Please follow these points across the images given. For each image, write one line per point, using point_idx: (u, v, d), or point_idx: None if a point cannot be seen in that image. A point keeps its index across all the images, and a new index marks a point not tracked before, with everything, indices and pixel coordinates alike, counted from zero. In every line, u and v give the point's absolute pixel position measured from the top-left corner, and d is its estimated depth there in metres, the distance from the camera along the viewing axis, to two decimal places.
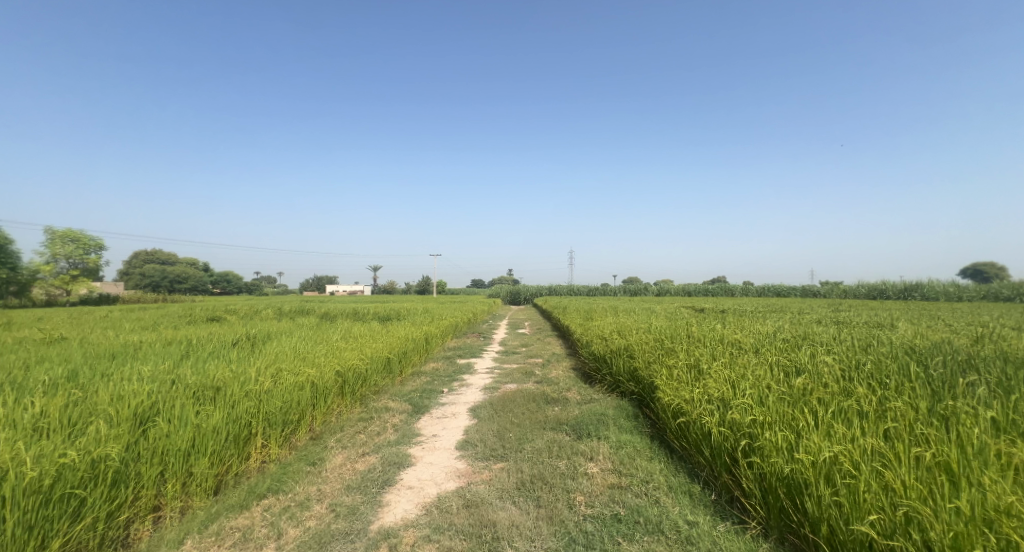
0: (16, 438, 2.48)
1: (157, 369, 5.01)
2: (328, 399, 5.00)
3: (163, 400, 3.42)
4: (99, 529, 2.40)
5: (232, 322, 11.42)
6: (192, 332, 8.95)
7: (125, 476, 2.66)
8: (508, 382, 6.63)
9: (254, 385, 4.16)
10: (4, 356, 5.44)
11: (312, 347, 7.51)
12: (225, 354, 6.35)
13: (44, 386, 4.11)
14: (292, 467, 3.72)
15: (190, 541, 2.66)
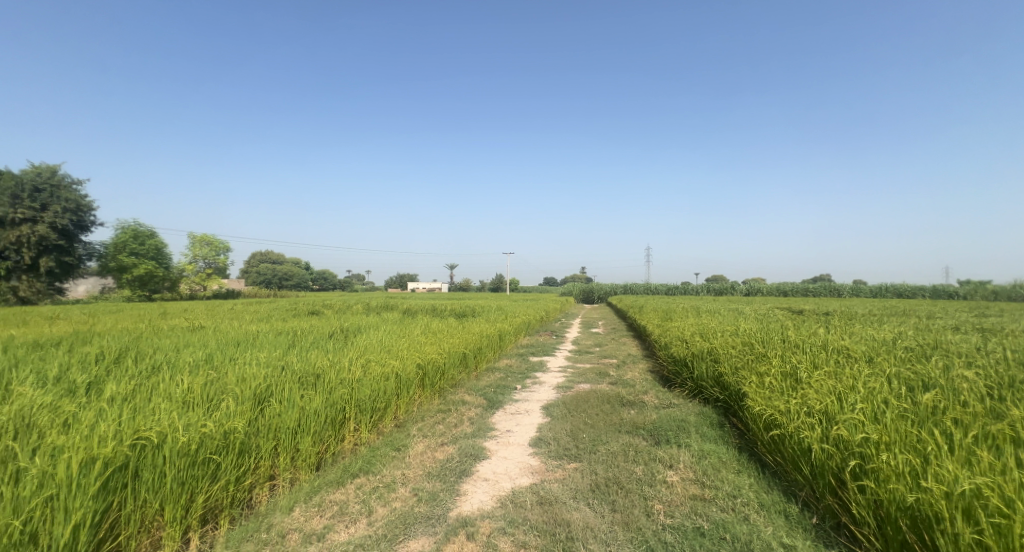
0: (169, 409, 2.94)
1: (269, 355, 5.66)
2: (410, 391, 5.29)
3: (274, 383, 3.86)
4: (230, 490, 2.77)
5: (330, 316, 12.62)
6: (295, 324, 9.98)
7: (247, 448, 3.03)
8: (582, 382, 6.55)
9: (348, 374, 4.54)
10: (159, 340, 6.54)
11: (396, 341, 7.99)
12: (323, 344, 7.02)
13: (188, 366, 4.86)
14: (380, 451, 4.00)
15: (298, 508, 2.98)
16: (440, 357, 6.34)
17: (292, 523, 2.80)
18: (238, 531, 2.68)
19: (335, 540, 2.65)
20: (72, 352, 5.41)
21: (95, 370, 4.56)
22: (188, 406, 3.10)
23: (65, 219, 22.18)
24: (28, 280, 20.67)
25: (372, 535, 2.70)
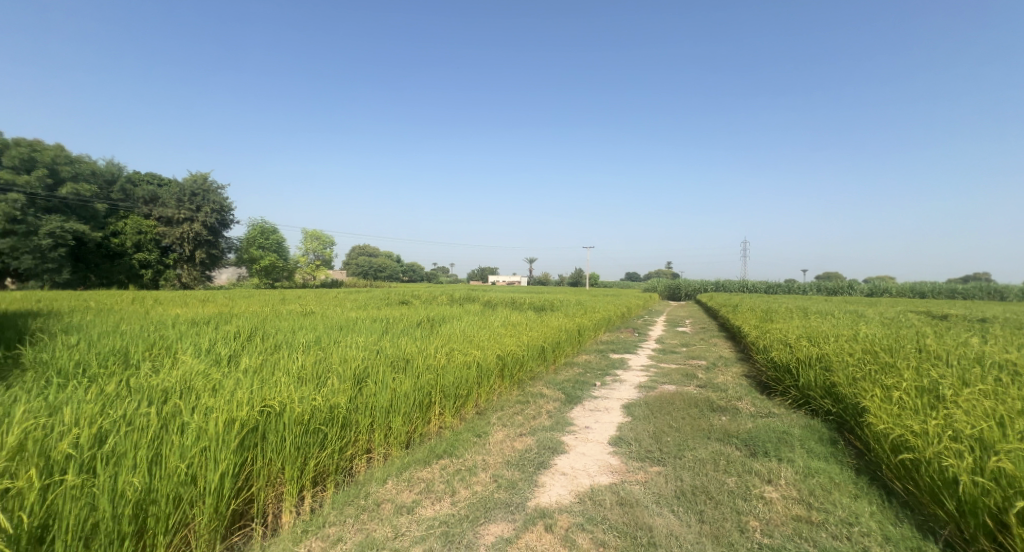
0: (287, 382, 3.34)
1: (366, 340, 6.18)
2: (490, 381, 5.45)
3: (370, 365, 4.19)
4: (335, 458, 3.10)
5: (418, 305, 13.44)
6: (388, 312, 10.76)
7: (349, 422, 3.35)
8: (666, 382, 6.25)
9: (434, 361, 4.80)
10: (277, 322, 7.44)
11: (478, 331, 8.27)
12: (411, 332, 7.49)
13: (299, 346, 5.47)
14: (462, 436, 4.17)
15: (391, 480, 3.22)
16: (520, 349, 6.44)
17: (385, 493, 3.04)
18: (341, 495, 2.98)
19: (422, 514, 2.82)
20: (215, 329, 6.38)
21: (231, 345, 5.33)
22: (300, 381, 3.51)
23: (212, 218, 26.05)
24: (183, 267, 24.72)
25: (455, 514, 2.83)
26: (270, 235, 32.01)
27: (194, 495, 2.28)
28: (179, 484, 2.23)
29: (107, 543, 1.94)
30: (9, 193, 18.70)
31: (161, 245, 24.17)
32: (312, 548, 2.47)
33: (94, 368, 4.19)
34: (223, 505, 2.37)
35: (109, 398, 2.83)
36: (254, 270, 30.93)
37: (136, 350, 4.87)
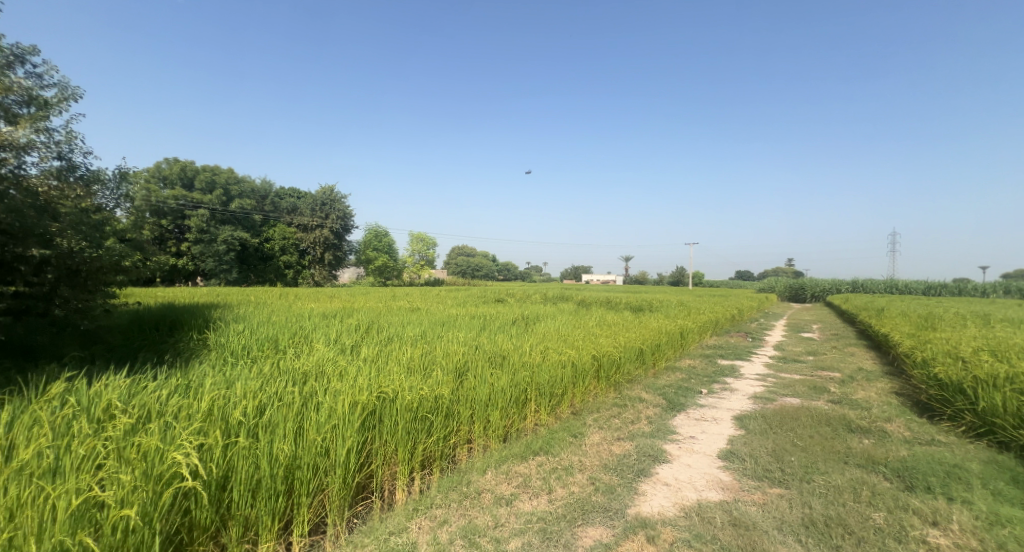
0: (399, 373, 3.72)
1: (466, 335, 6.46)
2: (586, 383, 5.35)
3: (470, 361, 4.42)
4: (440, 445, 3.34)
5: (513, 303, 13.77)
6: (486, 310, 11.14)
7: (452, 412, 3.60)
8: (788, 395, 5.56)
9: (530, 359, 4.86)
10: (388, 316, 8.15)
11: (573, 331, 8.17)
12: (507, 329, 7.66)
13: (407, 339, 5.91)
14: (558, 435, 4.15)
15: (491, 471, 3.32)
16: (617, 351, 6.23)
17: (485, 484, 3.14)
18: (446, 481, 3.16)
19: (520, 508, 2.85)
20: (341, 322, 7.17)
21: (353, 337, 5.95)
22: (409, 372, 3.85)
23: (339, 223, 29.34)
24: (314, 268, 28.30)
25: (552, 512, 2.82)
26: (383, 239, 35.30)
27: (327, 465, 2.67)
28: (316, 454, 2.62)
29: (266, 498, 2.38)
30: (194, 209, 23.29)
31: (297, 249, 27.97)
32: (422, 527, 2.65)
33: (251, 352, 4.98)
34: (349, 476, 2.72)
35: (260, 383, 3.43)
36: (369, 270, 34.29)
37: (282, 337, 5.68)
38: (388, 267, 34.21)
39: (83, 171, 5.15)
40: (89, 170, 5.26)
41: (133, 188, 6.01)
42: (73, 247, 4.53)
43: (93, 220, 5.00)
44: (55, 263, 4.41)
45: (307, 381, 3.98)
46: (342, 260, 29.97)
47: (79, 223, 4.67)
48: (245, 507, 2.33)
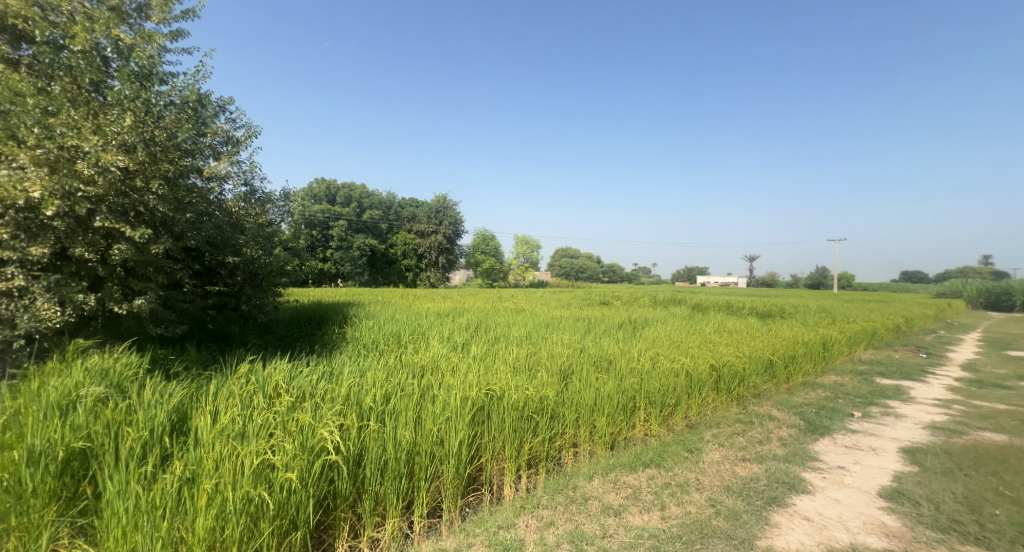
0: (507, 374, 4.24)
1: (571, 338, 6.38)
2: (703, 394, 4.91)
3: (575, 367, 4.76)
4: (546, 446, 3.53)
5: (620, 306, 13.26)
6: (592, 312, 10.88)
7: (557, 414, 3.80)
8: (984, 430, 4.43)
9: (638, 367, 4.85)
10: (497, 317, 8.41)
11: (687, 338, 7.56)
12: (614, 333, 7.36)
13: (513, 340, 6.02)
14: (671, 448, 3.85)
15: (597, 478, 3.32)
16: (740, 361, 5.61)
17: (592, 491, 3.12)
18: (552, 482, 3.28)
19: (630, 521, 2.78)
20: (453, 321, 7.60)
21: (462, 335, 6.21)
22: (519, 374, 4.33)
23: (452, 229, 31.31)
24: (430, 271, 30.57)
25: (666, 530, 2.69)
26: (489, 243, 37.02)
27: (441, 455, 3.08)
28: (432, 444, 3.08)
29: (392, 478, 2.85)
30: (336, 221, 26.91)
31: (416, 253, 30.55)
32: (529, 525, 2.78)
33: (380, 345, 5.52)
34: (462, 468, 3.11)
35: (391, 372, 4.17)
36: (478, 272, 35.99)
37: (403, 334, 6.17)
38: (495, 269, 35.55)
39: (260, 193, 6.19)
40: (264, 193, 6.30)
41: (292, 205, 7.09)
42: (254, 255, 5.66)
43: (267, 234, 6.00)
44: (243, 269, 5.57)
45: (425, 374, 4.26)
46: (454, 263, 31.88)
47: (259, 237, 5.76)
48: (376, 484, 2.81)
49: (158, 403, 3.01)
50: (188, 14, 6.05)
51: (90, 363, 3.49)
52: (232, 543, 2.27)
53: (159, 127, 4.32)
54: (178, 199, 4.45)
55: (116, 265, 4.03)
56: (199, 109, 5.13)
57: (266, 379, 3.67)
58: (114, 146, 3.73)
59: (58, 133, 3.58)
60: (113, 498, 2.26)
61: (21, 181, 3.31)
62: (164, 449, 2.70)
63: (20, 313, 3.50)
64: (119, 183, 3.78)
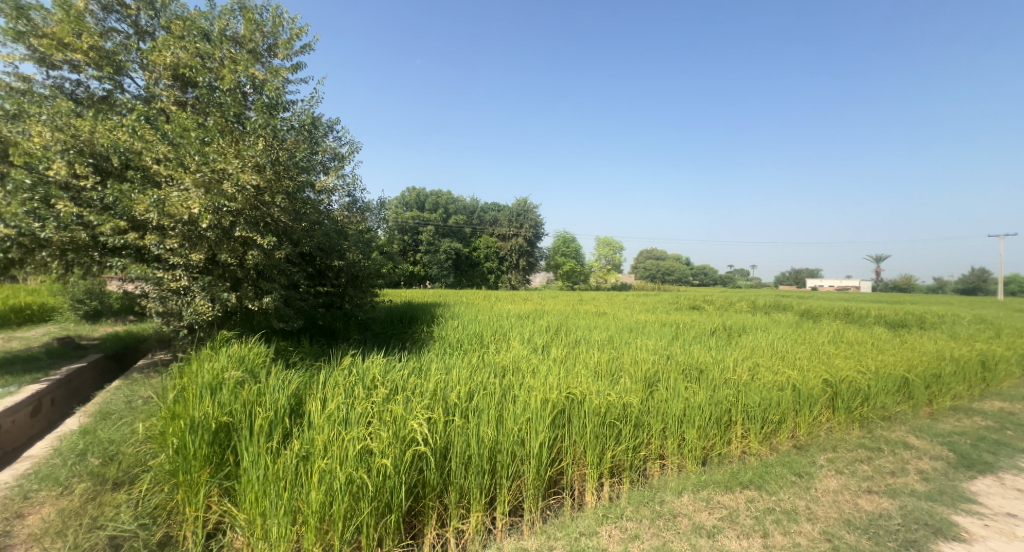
0: (588, 378, 4.11)
1: (656, 343, 6.01)
2: (814, 413, 4.31)
3: (661, 374, 4.51)
4: (630, 455, 3.37)
5: (711, 311, 12.27)
6: (679, 318, 10.18)
7: (642, 423, 3.62)
8: None
9: (734, 380, 4.43)
10: (578, 320, 8.22)
11: (793, 347, 6.74)
12: (705, 340, 6.81)
13: (596, 344, 5.83)
14: (775, 470, 3.50)
15: (687, 494, 3.18)
16: (863, 378, 4.87)
17: (682, 507, 3.03)
18: (637, 494, 3.19)
19: (725, 545, 2.65)
20: (533, 322, 7.57)
21: (543, 337, 6.16)
22: (600, 379, 4.16)
23: (534, 231, 31.49)
24: (511, 273, 31.04)
25: None
26: (569, 245, 36.61)
27: (522, 455, 3.04)
28: (513, 443, 3.04)
29: (476, 473, 2.85)
30: (424, 226, 28.43)
31: (498, 256, 31.22)
32: (612, 535, 2.76)
33: (464, 344, 5.65)
34: (542, 470, 3.03)
35: (475, 370, 4.23)
36: (558, 274, 35.77)
37: (485, 334, 6.26)
38: (575, 271, 35.05)
39: (360, 202, 6.71)
40: (364, 202, 6.82)
41: (386, 212, 7.60)
42: (356, 259, 6.09)
43: (366, 239, 6.46)
44: (346, 271, 6.04)
45: (506, 374, 4.24)
46: (534, 266, 32.04)
47: (359, 242, 6.23)
48: (460, 478, 2.83)
49: (281, 388, 3.36)
50: (306, 49, 6.82)
51: (231, 351, 3.99)
52: (338, 518, 2.44)
53: (283, 148, 4.82)
54: (296, 210, 4.93)
55: (251, 268, 4.56)
56: (312, 131, 5.69)
57: (365, 371, 3.94)
58: (249, 167, 4.22)
59: (212, 159, 4.16)
60: (249, 465, 2.60)
61: (186, 200, 3.94)
62: (286, 429, 3.00)
63: (186, 308, 4.30)
64: (253, 198, 4.28)
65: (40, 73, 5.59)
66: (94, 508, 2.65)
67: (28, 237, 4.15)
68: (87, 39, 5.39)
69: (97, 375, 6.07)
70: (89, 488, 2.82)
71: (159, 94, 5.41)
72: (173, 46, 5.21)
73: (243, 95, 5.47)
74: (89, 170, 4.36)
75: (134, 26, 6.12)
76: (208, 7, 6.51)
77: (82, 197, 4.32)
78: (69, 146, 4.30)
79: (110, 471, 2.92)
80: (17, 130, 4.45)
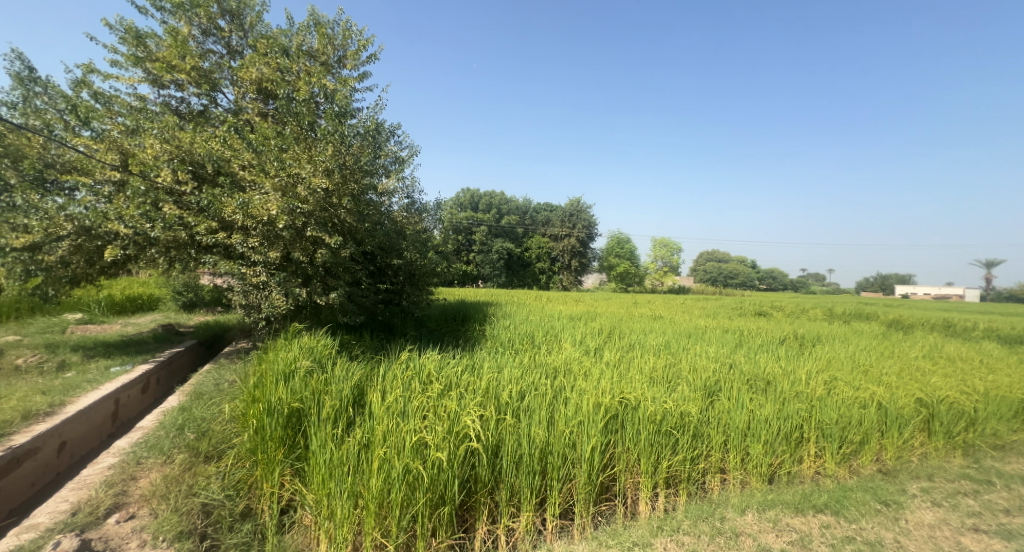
0: (643, 384, 3.91)
1: (718, 351, 5.63)
2: (904, 435, 3.81)
3: (724, 383, 4.21)
4: (687, 466, 3.15)
5: (780, 318, 11.38)
6: (743, 324, 9.54)
7: (700, 433, 3.37)
8: None
9: (808, 395, 4.05)
10: (633, 323, 7.91)
11: (878, 361, 6.05)
12: (774, 348, 6.30)
13: (652, 348, 5.57)
14: (856, 495, 3.12)
15: (752, 514, 2.91)
16: (967, 400, 4.26)
17: (746, 527, 2.78)
18: (695, 508, 2.98)
19: None
20: (585, 324, 7.40)
21: (596, 339, 5.98)
22: (657, 386, 3.95)
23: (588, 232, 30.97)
24: (563, 274, 30.77)
25: None
26: (624, 246, 35.63)
27: (574, 459, 2.93)
28: (565, 445, 2.93)
29: (527, 473, 2.76)
30: (479, 226, 28.81)
31: (550, 257, 31.00)
32: (667, 548, 2.59)
33: (515, 344, 5.60)
34: (594, 474, 2.90)
35: (526, 370, 4.17)
36: (612, 275, 34.94)
37: (537, 334, 6.18)
38: (629, 273, 34.09)
39: (418, 203, 6.86)
40: (421, 203, 6.98)
41: (442, 213, 7.73)
42: (413, 258, 6.23)
43: (423, 238, 6.59)
44: (403, 269, 6.20)
45: (557, 375, 4.13)
46: (587, 267, 31.53)
47: (416, 242, 6.35)
48: (511, 476, 2.78)
49: (345, 379, 3.48)
50: (372, 58, 7.10)
51: (301, 342, 4.21)
52: (395, 505, 2.46)
53: (349, 154, 5.01)
54: (361, 212, 5.10)
55: (319, 265, 4.79)
56: (376, 136, 5.90)
57: (421, 366, 3.99)
58: (320, 171, 4.44)
59: (287, 165, 4.42)
60: (317, 448, 2.71)
61: (266, 202, 4.20)
62: (349, 418, 3.09)
63: (265, 302, 4.58)
64: (323, 200, 4.49)
65: (152, 92, 6.24)
66: (191, 476, 2.84)
67: (141, 236, 4.66)
68: (189, 60, 5.94)
69: (192, 360, 6.67)
70: (187, 458, 3.02)
71: (245, 107, 5.85)
72: (258, 63, 5.59)
73: (316, 104, 5.77)
74: (188, 177, 4.79)
75: (227, 46, 6.65)
76: (288, 26, 7.00)
77: (183, 201, 4.74)
78: (173, 155, 4.72)
79: (203, 445, 3.15)
80: (134, 143, 4.96)
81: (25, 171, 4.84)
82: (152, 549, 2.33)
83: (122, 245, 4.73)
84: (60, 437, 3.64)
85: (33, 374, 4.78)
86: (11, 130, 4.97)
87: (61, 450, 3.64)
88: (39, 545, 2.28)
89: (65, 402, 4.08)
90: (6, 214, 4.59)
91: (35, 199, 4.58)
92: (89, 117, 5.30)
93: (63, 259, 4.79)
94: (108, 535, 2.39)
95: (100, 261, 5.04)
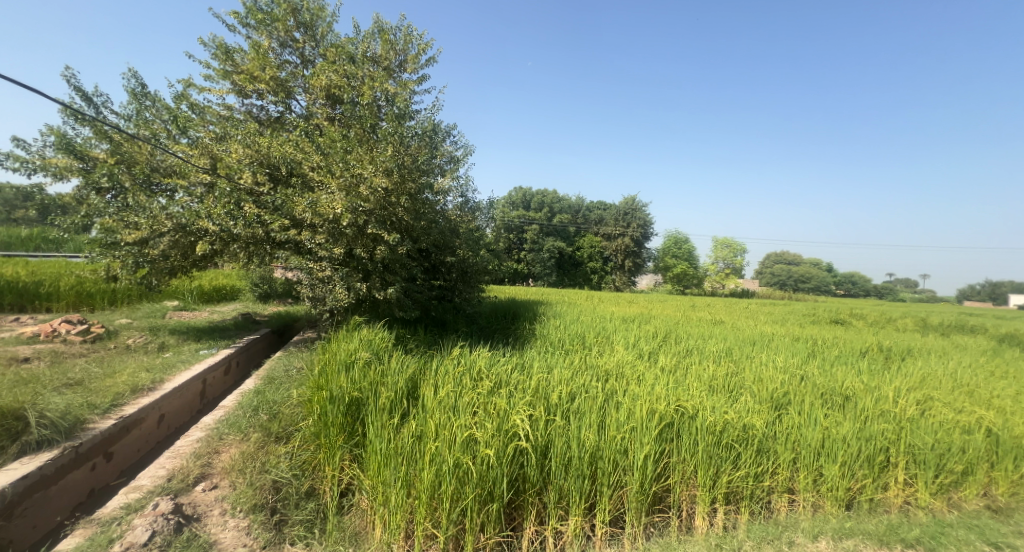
0: (705, 392, 3.56)
1: (788, 361, 5.08)
2: (1022, 469, 3.16)
3: (796, 395, 3.77)
4: (750, 483, 2.80)
5: (859, 328, 10.24)
6: (816, 332, 8.67)
7: (765, 448, 2.99)
8: None
9: (898, 415, 3.53)
10: (691, 327, 7.43)
11: (986, 382, 5.17)
12: (853, 360, 5.64)
13: (714, 355, 5.13)
14: (958, 532, 2.62)
15: (826, 541, 2.51)
16: None
17: None
18: (759, 528, 2.63)
19: None
20: (639, 326, 7.02)
21: (652, 343, 5.62)
22: (720, 395, 3.60)
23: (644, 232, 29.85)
24: (617, 274, 29.85)
25: None
26: (681, 246, 34.07)
27: (626, 466, 2.67)
28: (616, 451, 2.68)
29: (576, 476, 2.56)
30: (531, 226, 28.66)
31: (603, 257, 30.19)
32: None
33: (565, 344, 5.39)
34: (648, 483, 2.63)
35: (577, 371, 3.95)
36: (669, 277, 33.52)
37: (587, 335, 5.92)
38: (687, 275, 32.55)
39: (471, 202, 6.80)
40: (474, 202, 6.92)
41: (494, 211, 7.63)
42: (464, 256, 6.17)
43: (476, 237, 6.52)
44: (454, 266, 6.15)
45: (610, 379, 3.86)
46: (643, 267, 30.43)
47: (467, 240, 6.27)
48: (560, 478, 2.57)
49: (400, 371, 3.43)
50: (431, 62, 7.14)
51: (361, 334, 4.25)
52: (445, 497, 2.34)
53: (407, 154, 4.99)
54: (417, 210, 5.10)
55: (378, 261, 4.83)
56: (432, 137, 5.90)
57: (471, 361, 3.88)
58: (381, 171, 4.45)
59: (351, 165, 4.48)
60: (375, 437, 2.65)
61: (332, 201, 4.28)
62: (403, 410, 3.03)
63: (329, 295, 4.68)
64: (383, 199, 4.52)
65: (236, 101, 6.63)
66: (264, 453, 2.87)
67: (225, 234, 4.92)
68: (269, 70, 6.24)
69: (267, 347, 7.03)
70: (260, 437, 3.07)
71: (315, 112, 6.06)
72: (327, 70, 5.76)
73: (378, 107, 5.84)
74: (266, 178, 5.02)
75: (301, 56, 6.93)
76: (355, 34, 7.17)
77: (262, 200, 4.94)
78: (253, 158, 4.95)
79: (274, 425, 3.19)
80: (222, 148, 5.22)
81: (135, 174, 5.29)
82: (231, 519, 2.40)
83: (211, 241, 5.03)
84: (159, 410, 3.88)
85: (139, 352, 5.23)
86: (126, 140, 5.49)
87: (160, 421, 3.88)
88: (142, 505, 2.41)
89: (163, 378, 4.37)
90: (121, 213, 5.04)
91: (143, 199, 4.97)
92: (186, 126, 5.70)
93: (165, 253, 5.16)
94: (195, 501, 2.49)
95: (193, 255, 5.37)
